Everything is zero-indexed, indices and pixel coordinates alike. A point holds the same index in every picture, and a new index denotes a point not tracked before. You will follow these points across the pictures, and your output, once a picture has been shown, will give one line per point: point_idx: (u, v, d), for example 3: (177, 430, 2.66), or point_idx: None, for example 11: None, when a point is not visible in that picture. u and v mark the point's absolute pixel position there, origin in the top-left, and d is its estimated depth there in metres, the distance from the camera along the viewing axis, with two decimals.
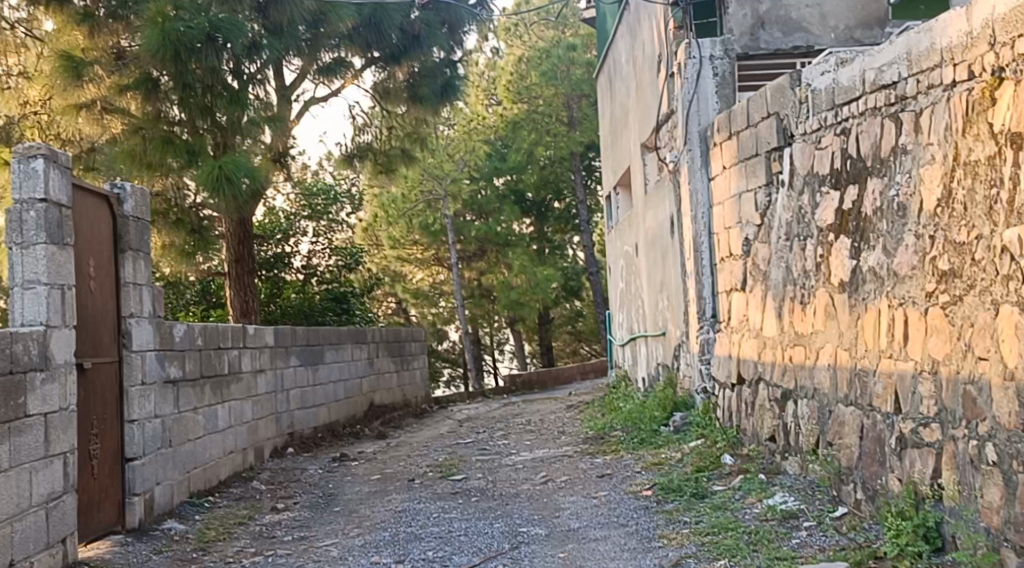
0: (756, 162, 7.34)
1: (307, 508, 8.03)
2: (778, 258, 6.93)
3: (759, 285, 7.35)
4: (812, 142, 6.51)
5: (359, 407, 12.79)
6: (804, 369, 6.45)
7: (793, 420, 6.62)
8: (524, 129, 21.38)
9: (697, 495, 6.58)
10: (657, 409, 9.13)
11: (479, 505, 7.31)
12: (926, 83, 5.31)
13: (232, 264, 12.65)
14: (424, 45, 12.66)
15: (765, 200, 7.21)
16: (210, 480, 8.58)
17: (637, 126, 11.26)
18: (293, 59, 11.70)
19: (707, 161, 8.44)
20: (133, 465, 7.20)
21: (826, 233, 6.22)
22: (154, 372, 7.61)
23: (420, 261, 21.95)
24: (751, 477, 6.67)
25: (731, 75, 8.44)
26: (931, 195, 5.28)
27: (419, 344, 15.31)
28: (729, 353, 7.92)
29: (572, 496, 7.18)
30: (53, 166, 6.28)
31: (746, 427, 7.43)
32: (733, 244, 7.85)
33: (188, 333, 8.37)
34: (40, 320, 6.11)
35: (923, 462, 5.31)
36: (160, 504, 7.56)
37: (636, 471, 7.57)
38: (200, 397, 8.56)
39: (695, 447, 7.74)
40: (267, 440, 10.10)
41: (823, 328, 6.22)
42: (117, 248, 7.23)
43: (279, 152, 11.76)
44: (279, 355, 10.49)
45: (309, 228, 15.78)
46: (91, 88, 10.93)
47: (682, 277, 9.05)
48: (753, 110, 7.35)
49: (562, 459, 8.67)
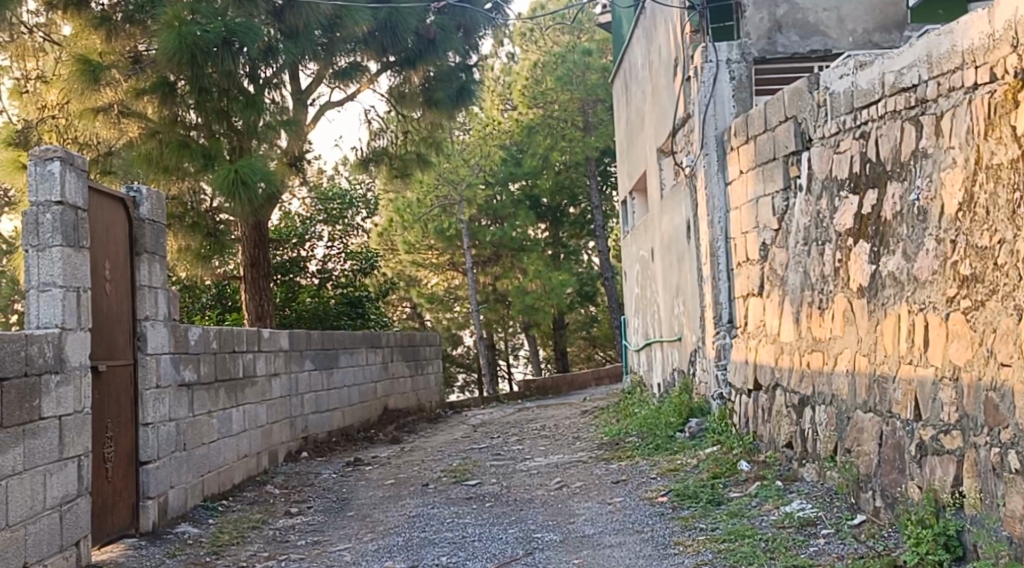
0: (773, 166, 7.28)
1: (321, 512, 8.00)
2: (796, 263, 6.87)
3: (776, 290, 7.29)
4: (831, 146, 6.45)
5: (373, 411, 12.77)
6: (822, 375, 6.40)
7: (811, 427, 6.57)
8: (539, 134, 21.22)
9: (713, 501, 6.52)
10: (672, 414, 9.08)
11: (494, 510, 7.27)
12: (947, 86, 5.26)
13: (247, 268, 12.65)
14: (439, 49, 12.65)
15: (782, 205, 7.15)
16: (225, 483, 8.56)
17: (652, 131, 11.21)
18: (310, 63, 11.70)
19: (724, 165, 8.37)
20: (148, 468, 7.18)
21: (845, 238, 6.17)
22: (169, 375, 7.60)
23: (435, 266, 21.83)
24: (768, 484, 6.62)
25: (747, 80, 8.47)
26: (953, 199, 5.22)
27: (433, 349, 15.28)
28: (746, 359, 7.87)
29: (587, 502, 7.14)
30: (68, 169, 6.26)
31: (763, 433, 7.38)
32: (750, 249, 7.81)
33: (203, 336, 8.35)
34: (55, 322, 6.09)
35: (944, 470, 5.25)
36: (174, 508, 7.54)
37: (651, 477, 7.52)
38: (215, 400, 8.54)
39: (711, 453, 7.69)
40: (281, 444, 10.08)
41: (842, 333, 6.17)
42: (132, 250, 7.22)
43: (296, 156, 11.92)
44: (293, 359, 10.48)
45: (326, 233, 15.73)
46: (108, 92, 10.93)
47: (699, 282, 9.00)
48: (771, 114, 7.30)
49: (577, 465, 8.62)
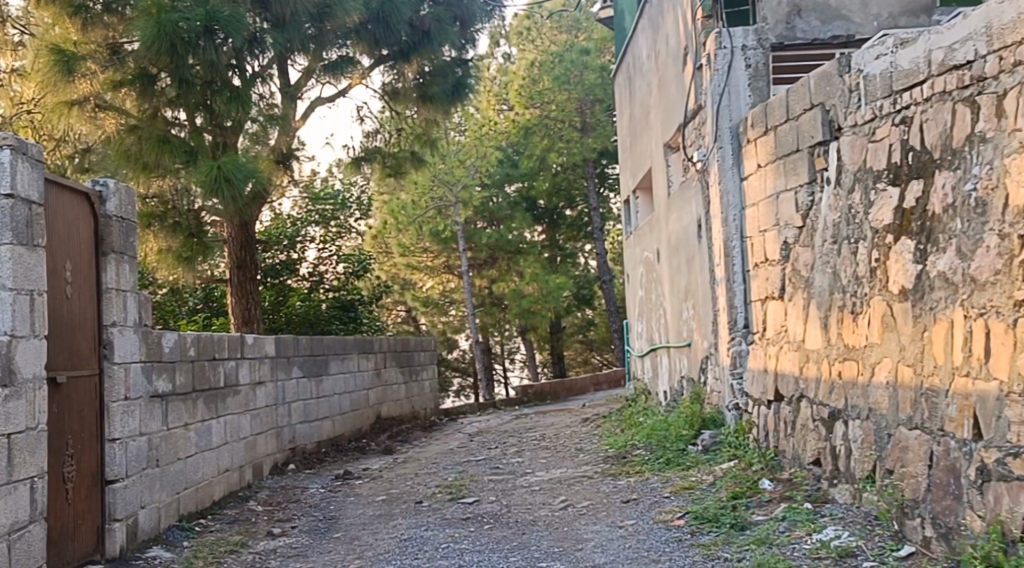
0: (797, 158, 6.71)
1: (306, 533, 7.40)
2: (823, 263, 6.31)
3: (800, 293, 6.69)
4: (864, 134, 5.86)
5: (365, 420, 12.16)
6: (857, 387, 5.80)
7: (844, 444, 5.98)
8: (536, 135, 20.58)
9: (736, 527, 5.92)
10: (683, 425, 8.49)
11: (494, 534, 6.66)
12: (1011, 60, 4.70)
13: (234, 270, 12.05)
14: (435, 42, 12.04)
15: (807, 200, 6.60)
16: (203, 501, 7.96)
17: (658, 125, 10.67)
18: (299, 57, 11.10)
19: (739, 158, 7.80)
20: (114, 488, 6.58)
21: (883, 235, 5.58)
22: (140, 387, 6.99)
23: (430, 269, 21.26)
24: (795, 506, 6.01)
25: (764, 67, 7.88)
26: (1021, 189, 4.64)
27: (428, 354, 14.69)
28: (765, 367, 7.28)
29: (595, 524, 6.55)
30: (21, 159, 5.65)
31: (786, 449, 6.79)
32: (770, 249, 7.21)
33: (179, 343, 7.76)
34: (4, 329, 5.49)
35: (1013, 499, 4.67)
36: (145, 529, 6.94)
37: (663, 496, 6.92)
38: (193, 411, 7.94)
39: (728, 469, 7.09)
40: (267, 456, 9.48)
41: (880, 341, 5.59)
42: (97, 250, 6.62)
43: (284, 153, 11.16)
44: (280, 366, 9.86)
45: (316, 235, 15.07)
46: (84, 84, 10.29)
47: (711, 284, 8.39)
48: (793, 102, 6.75)
49: (582, 481, 8.02)
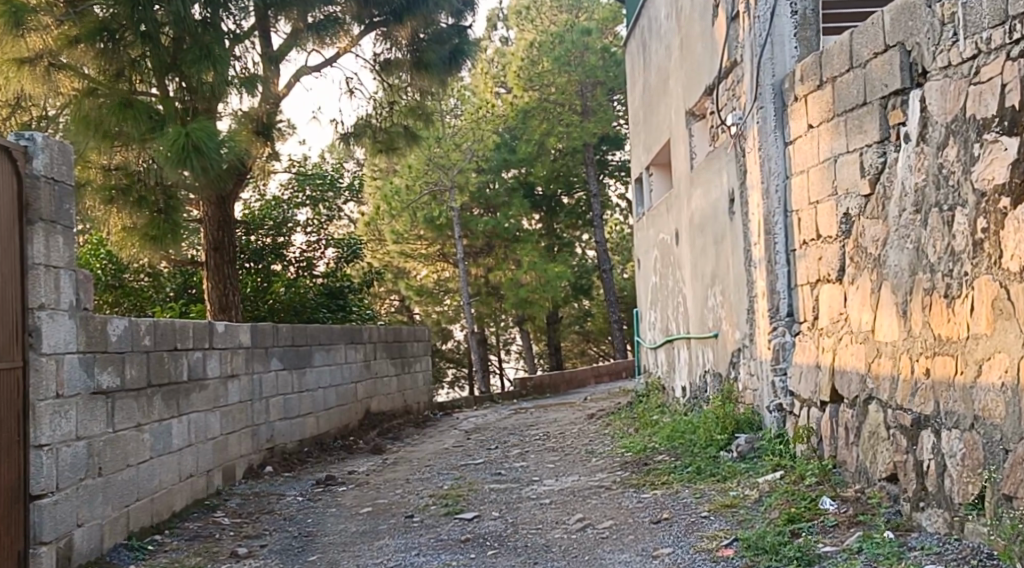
0: (863, 113, 5.63)
1: (276, 554, 6.27)
2: (900, 237, 5.27)
3: (868, 272, 5.57)
4: (962, 75, 4.91)
5: (353, 416, 11.04)
6: (955, 388, 4.88)
7: (934, 459, 5.02)
8: (534, 119, 19.45)
9: (803, 562, 4.92)
10: (715, 428, 7.36)
11: (499, 563, 5.57)
12: None
13: (211, 252, 10.86)
14: (430, 3, 10.81)
15: (877, 161, 5.52)
16: (162, 513, 6.84)
17: (680, 92, 9.46)
18: (281, 22, 9.92)
19: (783, 120, 6.62)
20: (40, 504, 5.50)
21: (993, 199, 4.71)
22: (76, 383, 5.88)
23: (425, 257, 19.88)
24: (872, 535, 5.04)
25: (813, 14, 6.62)
26: None
27: (422, 345, 13.49)
28: (818, 363, 6.16)
29: (622, 552, 5.48)
30: None
31: (848, 461, 5.71)
32: (824, 223, 6.07)
33: (133, 331, 6.64)
34: None
35: None
36: (83, 551, 5.84)
37: (702, 515, 5.80)
38: (148, 410, 6.80)
39: (775, 482, 5.96)
40: (241, 458, 8.36)
41: (989, 332, 4.73)
42: (22, 217, 5.50)
43: (262, 123, 9.76)
44: (255, 358, 8.71)
45: (305, 218, 13.85)
46: (36, 39, 8.87)
47: (747, 267, 7.22)
48: (860, 45, 5.64)
49: (600, 492, 6.89)
